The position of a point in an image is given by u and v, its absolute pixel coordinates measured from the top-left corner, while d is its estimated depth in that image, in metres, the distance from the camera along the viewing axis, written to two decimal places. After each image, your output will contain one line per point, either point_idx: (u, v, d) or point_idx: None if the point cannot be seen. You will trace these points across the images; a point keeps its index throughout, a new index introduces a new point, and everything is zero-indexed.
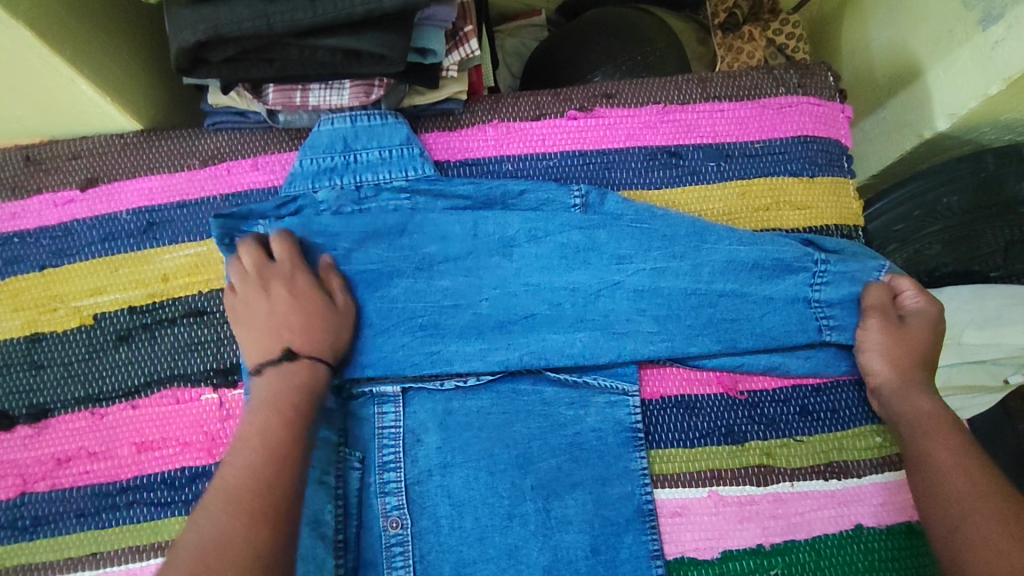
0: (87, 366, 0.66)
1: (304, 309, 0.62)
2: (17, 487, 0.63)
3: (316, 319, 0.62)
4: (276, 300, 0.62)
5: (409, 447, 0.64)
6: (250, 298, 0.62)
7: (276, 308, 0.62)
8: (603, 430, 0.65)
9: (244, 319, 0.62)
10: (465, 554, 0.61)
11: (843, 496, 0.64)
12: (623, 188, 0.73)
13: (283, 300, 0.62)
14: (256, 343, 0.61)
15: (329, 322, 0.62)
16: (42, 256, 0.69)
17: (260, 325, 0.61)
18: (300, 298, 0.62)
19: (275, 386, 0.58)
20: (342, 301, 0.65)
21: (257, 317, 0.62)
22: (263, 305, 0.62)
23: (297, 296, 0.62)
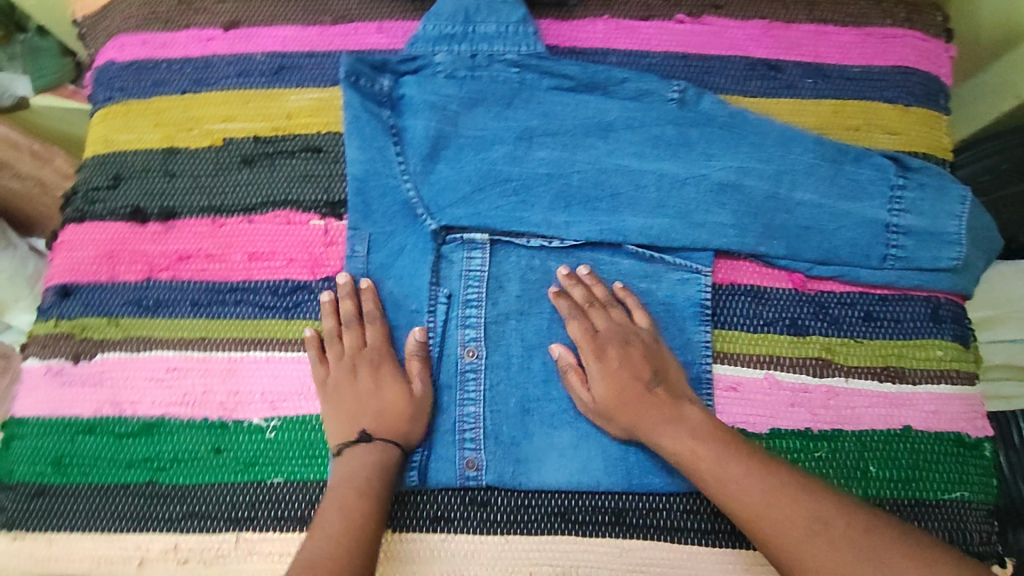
0: (214, 180, 0.73)
1: (383, 395, 0.64)
2: (144, 272, 0.70)
3: (391, 404, 0.64)
4: (361, 382, 0.65)
5: (491, 291, 0.69)
6: (336, 374, 0.65)
7: (360, 389, 0.65)
8: (672, 303, 0.69)
9: (330, 389, 0.65)
10: (530, 391, 0.67)
11: (895, 398, 0.67)
12: (720, 92, 0.76)
13: (366, 385, 0.65)
14: (334, 420, 0.64)
15: (400, 414, 0.63)
16: (184, 82, 0.76)
17: (342, 399, 0.64)
18: (382, 382, 0.65)
19: (350, 465, 0.61)
20: (416, 389, 0.64)
21: (339, 393, 0.65)
22: (350, 383, 0.65)
23: (380, 379, 0.65)
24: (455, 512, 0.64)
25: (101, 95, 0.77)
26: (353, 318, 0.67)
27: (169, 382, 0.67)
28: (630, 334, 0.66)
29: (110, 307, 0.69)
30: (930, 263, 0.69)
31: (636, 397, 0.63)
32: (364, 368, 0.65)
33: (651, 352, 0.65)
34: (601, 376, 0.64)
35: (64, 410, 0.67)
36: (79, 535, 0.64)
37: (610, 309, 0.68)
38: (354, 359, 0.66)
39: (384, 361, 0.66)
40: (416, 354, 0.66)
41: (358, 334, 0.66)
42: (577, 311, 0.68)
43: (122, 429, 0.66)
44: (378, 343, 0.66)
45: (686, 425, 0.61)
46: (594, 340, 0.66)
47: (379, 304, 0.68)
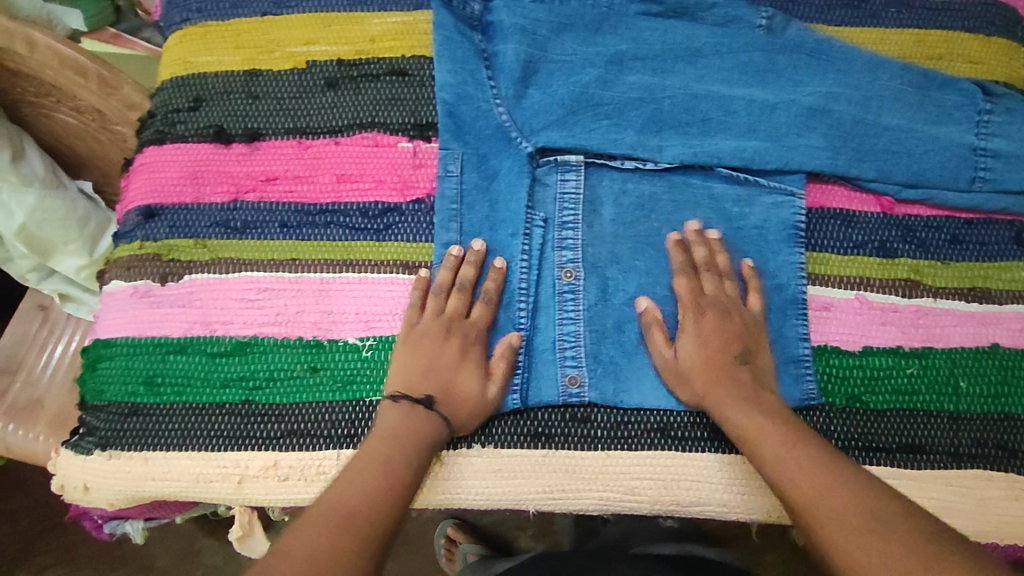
0: (299, 103, 0.72)
1: (461, 379, 0.62)
2: (230, 194, 0.69)
3: (462, 392, 0.62)
4: (445, 349, 0.63)
5: (587, 214, 0.69)
6: (428, 326, 0.64)
7: (443, 356, 0.63)
8: (764, 228, 0.69)
9: (413, 334, 0.64)
10: (627, 312, 0.67)
11: (982, 317, 0.68)
12: (806, 21, 0.76)
13: (450, 358, 0.63)
14: (404, 371, 0.62)
15: (468, 407, 0.62)
16: (264, 4, 0.75)
17: (416, 358, 0.63)
18: (463, 368, 0.62)
19: (387, 425, 0.59)
20: (491, 393, 0.62)
21: (421, 344, 0.63)
22: (436, 342, 0.63)
23: (463, 363, 0.63)
24: (556, 429, 0.64)
25: (177, 17, 0.75)
26: (468, 285, 0.65)
27: (260, 303, 0.66)
28: (734, 308, 0.65)
29: (197, 228, 0.68)
30: (1019, 186, 0.69)
31: (721, 368, 0.62)
32: (456, 338, 0.63)
33: (749, 331, 0.64)
34: (692, 341, 0.63)
35: (152, 331, 0.65)
36: (176, 454, 0.62)
37: (724, 280, 0.67)
38: (450, 325, 0.64)
39: (474, 346, 0.64)
40: (504, 357, 0.63)
41: (466, 303, 0.65)
42: (689, 269, 0.67)
43: (215, 348, 0.65)
44: (479, 322, 0.64)
45: (763, 406, 0.60)
46: (695, 299, 0.65)
47: (501, 289, 0.66)
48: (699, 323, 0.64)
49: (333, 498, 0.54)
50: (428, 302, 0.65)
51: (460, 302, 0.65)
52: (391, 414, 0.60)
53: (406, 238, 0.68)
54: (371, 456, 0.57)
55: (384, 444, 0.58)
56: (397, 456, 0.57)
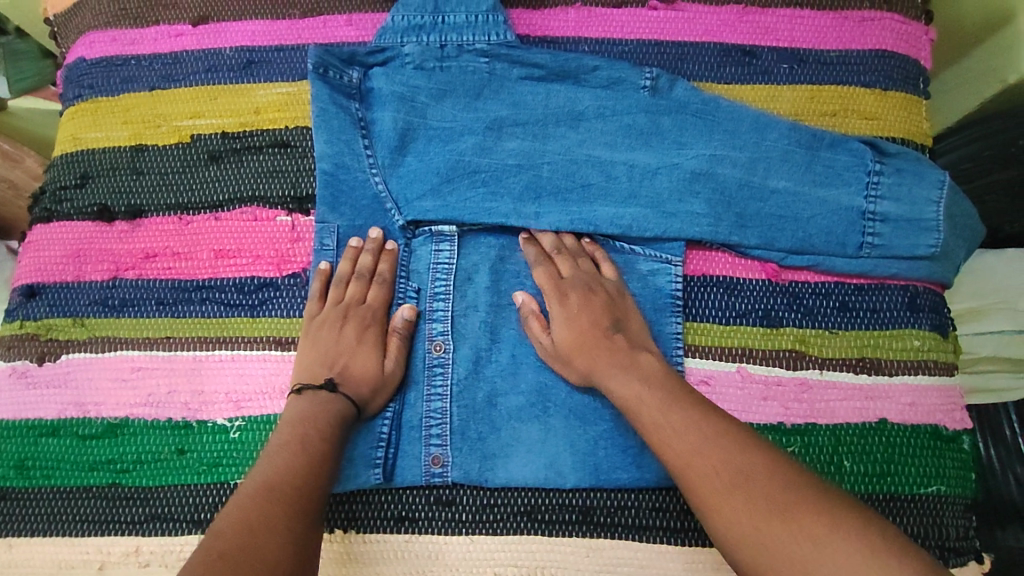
0: (182, 178, 0.72)
1: (358, 358, 0.64)
2: (110, 271, 0.70)
3: (359, 371, 0.63)
4: (344, 335, 0.65)
5: (460, 283, 0.68)
6: (327, 315, 0.66)
7: (341, 341, 0.64)
8: (643, 297, 0.67)
9: (315, 324, 0.65)
10: (498, 386, 0.65)
11: (871, 390, 0.66)
12: (695, 80, 0.74)
13: (348, 340, 0.65)
14: (308, 360, 0.64)
15: (369, 382, 0.63)
16: (153, 79, 0.75)
17: (320, 346, 0.64)
18: (362, 347, 0.64)
19: (306, 408, 0.59)
20: (390, 369, 0.64)
21: (321, 334, 0.65)
22: (334, 330, 0.65)
23: (363, 343, 0.64)
24: (420, 512, 0.63)
25: (71, 93, 0.76)
26: (366, 273, 0.67)
27: (134, 383, 0.66)
28: (595, 282, 0.65)
29: (75, 307, 0.69)
30: (908, 252, 0.67)
31: (594, 339, 0.62)
32: (353, 323, 0.65)
33: (612, 301, 0.64)
34: (562, 320, 0.64)
35: (26, 412, 0.66)
36: (40, 540, 0.63)
37: (600, 262, 0.68)
38: (348, 311, 0.66)
39: (372, 326, 0.66)
40: (400, 331, 0.65)
41: (363, 289, 0.67)
42: (544, 259, 0.68)
43: (86, 431, 0.65)
44: (376, 305, 0.67)
45: (636, 371, 0.59)
46: (558, 284, 0.66)
47: (394, 269, 0.68)
48: (566, 305, 0.64)
49: (257, 476, 0.53)
50: (330, 292, 0.67)
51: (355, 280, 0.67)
52: (297, 403, 0.60)
53: (279, 314, 0.68)
54: (282, 443, 0.56)
55: (296, 427, 0.57)
56: (307, 428, 0.57)
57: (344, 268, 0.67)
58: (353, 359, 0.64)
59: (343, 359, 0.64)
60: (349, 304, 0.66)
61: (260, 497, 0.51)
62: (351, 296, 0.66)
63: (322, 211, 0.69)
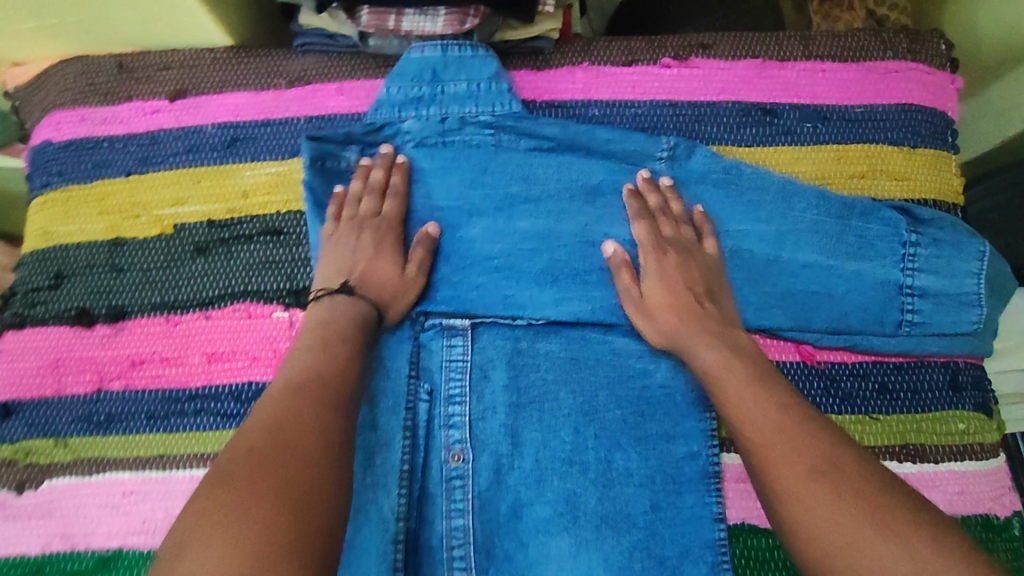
0: (167, 273, 0.67)
1: (377, 266, 0.64)
2: (93, 383, 0.64)
3: (378, 276, 0.63)
4: (361, 243, 0.64)
5: (475, 383, 0.63)
6: (339, 229, 0.65)
7: (358, 250, 0.64)
8: (671, 389, 0.64)
9: (330, 237, 0.65)
10: (523, 495, 0.61)
11: (917, 480, 0.62)
12: (713, 143, 0.70)
13: (365, 248, 0.64)
14: (325, 270, 0.64)
15: (389, 288, 0.63)
16: (129, 162, 0.69)
17: (337, 253, 0.64)
18: (379, 256, 0.64)
19: (325, 314, 0.60)
20: (410, 275, 0.64)
21: (336, 245, 0.64)
22: (350, 237, 0.64)
23: (380, 249, 0.64)
24: None
25: (39, 181, 0.70)
26: (378, 187, 0.66)
27: (126, 509, 0.61)
28: (693, 249, 0.64)
29: (56, 425, 0.64)
30: (952, 329, 0.64)
31: (686, 307, 0.61)
32: (369, 233, 0.65)
33: (709, 273, 0.63)
34: (655, 275, 0.63)
35: (7, 548, 0.61)
36: None
37: (680, 225, 0.65)
38: (362, 222, 0.65)
39: (387, 236, 0.65)
40: (423, 242, 0.65)
41: (377, 202, 0.66)
42: (647, 215, 0.65)
43: (74, 566, 0.60)
44: (391, 216, 0.66)
45: (725, 341, 0.59)
46: (658, 241, 0.64)
47: (408, 181, 0.67)
48: (659, 261, 0.63)
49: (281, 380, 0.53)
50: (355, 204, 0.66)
51: (377, 184, 0.66)
52: (316, 308, 0.61)
53: None
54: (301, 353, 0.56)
55: (317, 332, 0.58)
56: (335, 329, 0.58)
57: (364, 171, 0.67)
58: (375, 263, 0.64)
59: (360, 267, 0.63)
60: (366, 212, 0.65)
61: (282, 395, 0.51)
62: (365, 210, 0.65)
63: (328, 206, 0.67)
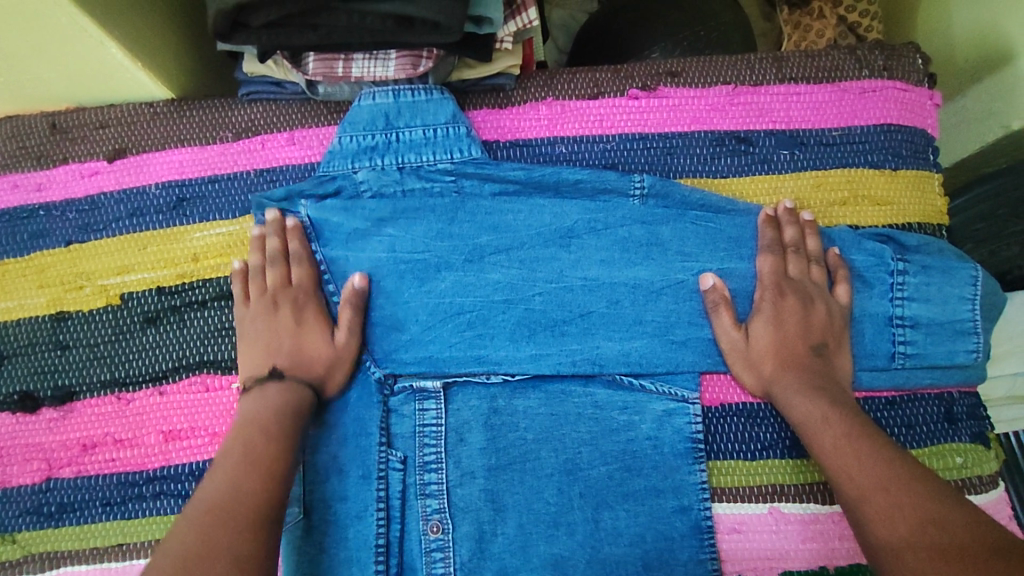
0: (115, 347, 0.63)
1: (305, 340, 0.60)
2: (42, 472, 0.61)
3: (309, 351, 0.60)
4: (281, 321, 0.61)
5: (451, 447, 0.60)
6: (256, 307, 0.62)
7: (279, 328, 0.61)
8: (658, 440, 0.61)
9: (247, 324, 0.61)
10: (507, 563, 0.58)
11: None
12: (685, 176, 0.67)
13: (287, 323, 0.61)
14: (251, 356, 0.60)
15: (319, 371, 0.60)
16: (68, 231, 0.66)
17: (257, 335, 0.61)
18: (305, 329, 0.61)
19: (255, 403, 0.57)
20: (341, 339, 0.61)
21: (256, 328, 0.61)
22: (267, 320, 0.61)
23: (303, 329, 0.61)
24: None
25: None
26: (278, 257, 0.62)
27: None
28: (815, 295, 0.61)
29: (5, 519, 0.60)
30: (948, 359, 0.62)
31: (799, 356, 0.60)
32: (285, 305, 0.61)
33: (830, 321, 0.61)
34: (767, 320, 0.61)
35: None
36: None
37: (812, 264, 0.63)
38: (275, 296, 0.62)
39: (308, 303, 0.62)
40: (350, 302, 0.61)
41: (283, 273, 0.62)
42: (779, 247, 0.63)
43: None
44: (304, 283, 0.63)
45: (827, 395, 0.57)
46: (782, 280, 0.62)
47: (306, 245, 0.63)
48: (778, 305, 0.61)
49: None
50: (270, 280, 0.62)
51: (279, 255, 0.62)
52: (246, 402, 0.57)
53: None
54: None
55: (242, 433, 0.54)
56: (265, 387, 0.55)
57: (258, 242, 0.63)
58: (303, 338, 0.60)
59: (281, 347, 0.60)
60: (278, 283, 0.62)
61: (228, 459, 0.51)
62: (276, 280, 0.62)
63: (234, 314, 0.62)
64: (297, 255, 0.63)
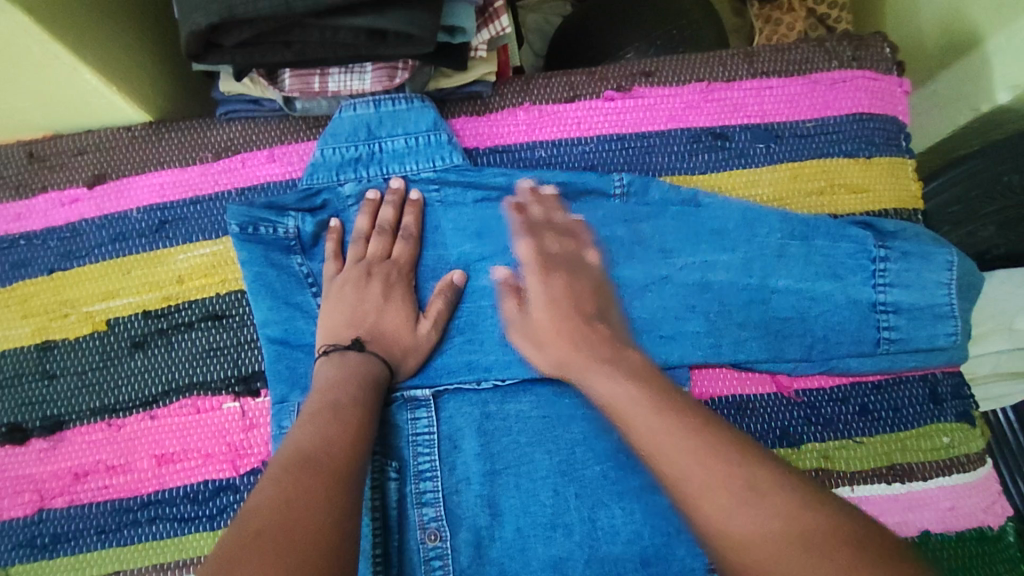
0: (103, 374, 0.63)
1: (388, 317, 0.61)
2: (33, 503, 0.60)
3: (389, 331, 0.60)
4: (371, 292, 0.61)
5: (446, 454, 0.60)
6: (349, 274, 0.62)
7: (365, 299, 0.60)
8: None
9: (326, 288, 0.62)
10: (507, 567, 0.58)
11: (906, 501, 0.62)
12: (665, 174, 0.68)
13: (376, 297, 0.61)
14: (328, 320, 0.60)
15: (400, 340, 0.60)
16: (50, 259, 0.66)
17: (345, 307, 0.60)
18: (390, 306, 0.61)
19: (336, 369, 0.56)
20: (424, 329, 0.61)
21: (344, 292, 0.61)
22: (357, 287, 0.61)
23: (389, 299, 0.61)
24: None
25: None
26: (361, 233, 0.63)
27: None
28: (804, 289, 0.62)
29: None
30: (928, 343, 0.63)
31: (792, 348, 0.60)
32: (378, 278, 0.62)
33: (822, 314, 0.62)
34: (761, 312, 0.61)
35: None
36: None
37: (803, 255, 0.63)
38: (370, 269, 0.62)
39: (398, 283, 0.62)
40: (444, 293, 0.62)
41: (361, 249, 0.63)
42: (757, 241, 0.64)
43: None
44: (403, 261, 0.63)
45: None
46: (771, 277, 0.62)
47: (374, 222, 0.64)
48: None
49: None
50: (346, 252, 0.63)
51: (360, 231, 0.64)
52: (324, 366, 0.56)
53: None
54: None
55: (325, 395, 0.53)
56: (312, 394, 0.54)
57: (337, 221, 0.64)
58: (386, 321, 0.60)
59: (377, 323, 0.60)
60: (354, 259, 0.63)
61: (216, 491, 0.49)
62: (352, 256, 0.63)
63: (271, 302, 0.62)
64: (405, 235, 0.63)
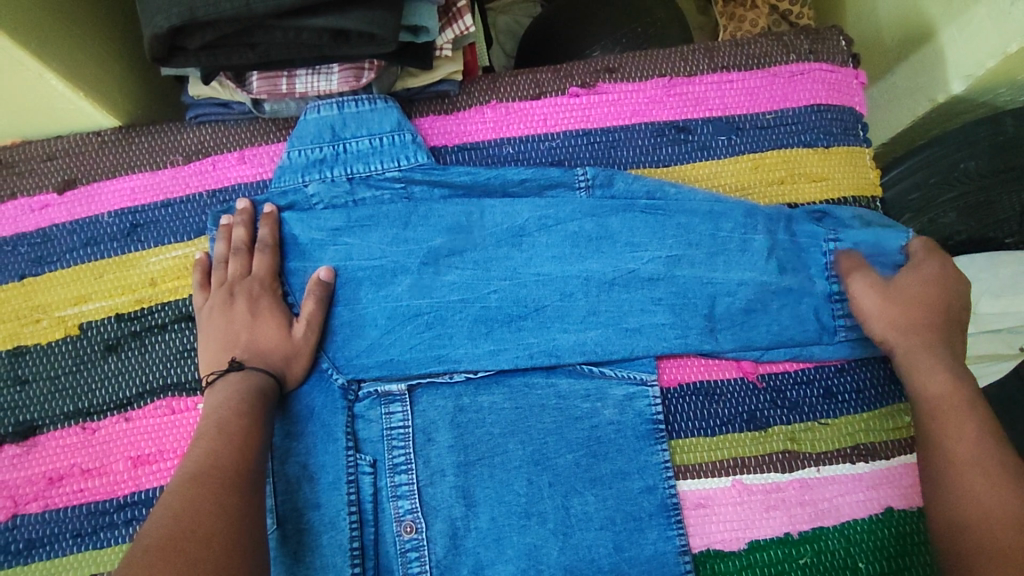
0: (76, 378, 0.63)
1: (260, 331, 0.60)
2: (7, 509, 0.61)
3: (265, 341, 0.60)
4: (236, 311, 0.61)
5: (420, 447, 0.61)
6: (214, 297, 0.62)
7: (234, 320, 0.61)
8: (621, 423, 0.63)
9: (205, 313, 0.62)
10: (483, 557, 0.59)
11: (870, 479, 0.63)
12: (631, 167, 0.70)
13: (242, 316, 0.61)
14: (206, 348, 0.60)
15: (278, 350, 0.60)
16: (21, 265, 0.66)
17: (216, 330, 0.61)
18: (259, 319, 0.61)
19: (215, 392, 0.56)
20: (299, 332, 0.61)
21: (213, 318, 0.61)
22: (222, 310, 0.61)
23: (258, 313, 0.61)
24: None
25: None
26: (242, 248, 0.63)
27: None
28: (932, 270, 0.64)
29: None
30: None
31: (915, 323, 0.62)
32: (241, 297, 0.62)
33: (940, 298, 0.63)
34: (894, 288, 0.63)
35: None
36: None
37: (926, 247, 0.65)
38: (232, 288, 0.62)
39: (263, 296, 0.62)
40: (315, 293, 0.62)
41: (244, 263, 0.63)
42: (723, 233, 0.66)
43: None
44: (262, 274, 0.63)
45: None
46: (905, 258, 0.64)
47: (276, 234, 0.64)
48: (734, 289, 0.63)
49: (180, 471, 0.50)
50: (210, 278, 0.64)
51: (240, 246, 0.63)
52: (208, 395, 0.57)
53: None
54: (198, 439, 0.52)
55: (208, 418, 0.54)
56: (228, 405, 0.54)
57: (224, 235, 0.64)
58: (260, 335, 0.60)
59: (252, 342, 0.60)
60: (239, 273, 0.63)
61: (187, 488, 0.48)
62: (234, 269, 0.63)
63: None
64: (266, 248, 0.63)
